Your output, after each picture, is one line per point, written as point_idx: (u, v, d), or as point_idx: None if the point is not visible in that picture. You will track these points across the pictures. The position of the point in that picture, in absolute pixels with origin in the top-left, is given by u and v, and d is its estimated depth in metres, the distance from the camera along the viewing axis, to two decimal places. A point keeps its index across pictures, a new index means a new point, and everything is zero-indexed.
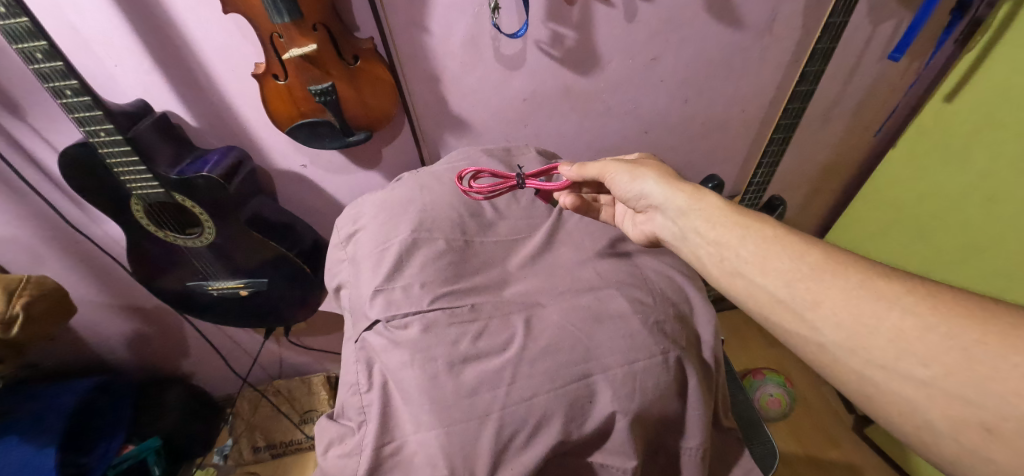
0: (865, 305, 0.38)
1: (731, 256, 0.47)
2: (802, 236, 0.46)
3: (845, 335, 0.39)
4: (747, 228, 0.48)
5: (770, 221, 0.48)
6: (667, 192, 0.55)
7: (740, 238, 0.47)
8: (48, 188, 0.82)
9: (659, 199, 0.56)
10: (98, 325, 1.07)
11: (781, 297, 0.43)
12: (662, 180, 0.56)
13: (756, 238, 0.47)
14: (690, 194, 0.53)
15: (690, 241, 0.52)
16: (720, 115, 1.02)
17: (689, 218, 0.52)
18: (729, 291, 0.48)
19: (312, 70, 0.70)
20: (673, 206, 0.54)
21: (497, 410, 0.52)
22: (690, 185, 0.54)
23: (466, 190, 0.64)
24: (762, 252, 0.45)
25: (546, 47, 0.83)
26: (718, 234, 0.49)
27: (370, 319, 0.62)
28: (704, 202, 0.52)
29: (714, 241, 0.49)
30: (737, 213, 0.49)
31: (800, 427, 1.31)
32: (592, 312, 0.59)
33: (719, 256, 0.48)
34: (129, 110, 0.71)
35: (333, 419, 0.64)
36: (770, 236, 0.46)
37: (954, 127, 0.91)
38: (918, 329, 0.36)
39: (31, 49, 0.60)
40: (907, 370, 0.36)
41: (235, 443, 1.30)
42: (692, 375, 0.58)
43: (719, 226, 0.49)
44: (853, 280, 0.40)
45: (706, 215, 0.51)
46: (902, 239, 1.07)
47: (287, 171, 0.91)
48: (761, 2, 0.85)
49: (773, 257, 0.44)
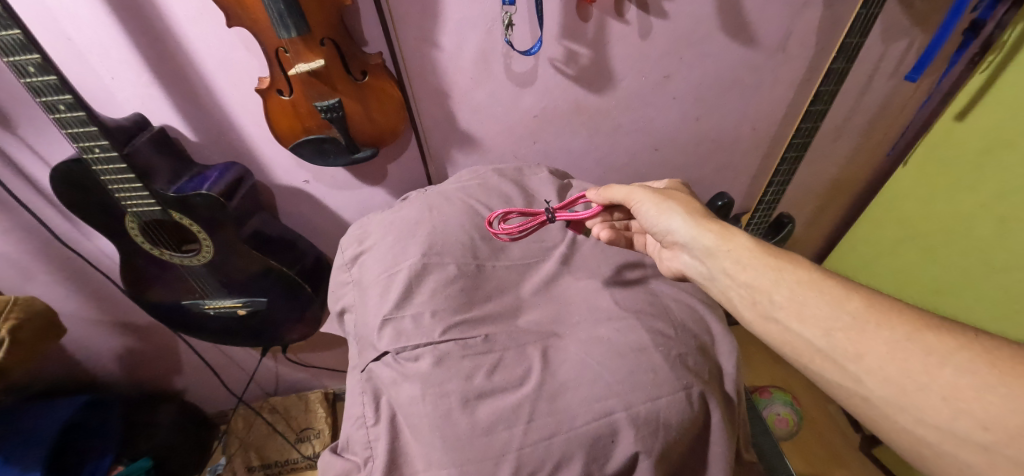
0: (913, 361, 0.38)
1: (765, 301, 0.46)
2: (840, 280, 0.44)
3: (894, 391, 0.38)
4: (782, 270, 0.46)
5: (805, 264, 0.47)
6: (694, 230, 0.53)
7: (774, 282, 0.46)
8: (38, 202, 0.78)
9: (684, 237, 0.54)
10: (87, 342, 1.03)
11: (820, 347, 0.42)
12: (689, 216, 0.54)
13: (790, 283, 0.45)
14: (718, 234, 0.51)
15: (719, 282, 0.51)
16: (731, 132, 1.00)
17: (717, 259, 0.51)
18: (763, 335, 0.47)
19: (319, 86, 0.67)
20: (700, 245, 0.53)
21: (515, 450, 0.49)
22: (718, 224, 0.53)
23: (495, 234, 0.61)
24: (797, 297, 0.44)
25: (559, 64, 0.81)
26: (749, 277, 0.48)
27: (379, 350, 0.59)
28: (733, 244, 0.50)
29: (744, 284, 0.48)
30: (769, 255, 0.48)
31: (808, 447, 1.29)
32: (613, 345, 0.56)
33: (751, 298, 0.47)
34: (126, 125, 0.68)
35: (337, 454, 0.61)
36: (805, 279, 0.45)
37: (964, 152, 0.89)
38: (974, 388, 0.35)
39: (24, 62, 0.57)
40: (964, 431, 0.35)
41: (228, 462, 1.25)
42: (716, 411, 0.55)
43: (751, 269, 0.48)
44: (899, 332, 0.39)
45: (735, 257, 0.49)
46: (908, 261, 1.05)
47: (288, 187, 0.88)
48: (776, 20, 0.83)
49: (810, 304, 0.43)
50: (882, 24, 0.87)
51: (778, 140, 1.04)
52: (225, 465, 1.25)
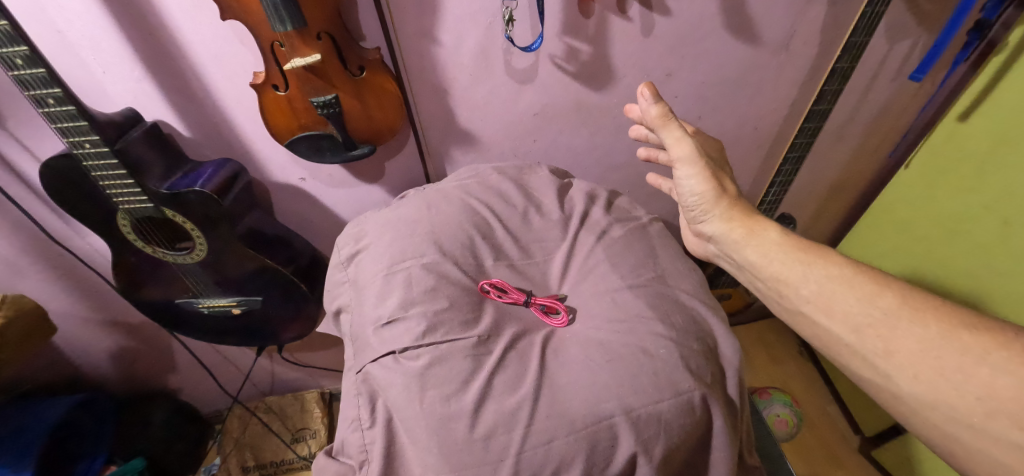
0: (946, 359, 0.41)
1: (790, 294, 0.51)
2: (870, 274, 0.48)
3: (924, 388, 0.42)
4: (810, 264, 0.50)
5: (834, 257, 0.50)
6: (724, 225, 0.56)
7: (801, 276, 0.50)
8: (29, 199, 0.77)
9: (713, 229, 0.58)
10: (80, 341, 1.02)
11: (848, 342, 0.46)
12: (725, 210, 0.56)
13: (819, 276, 0.49)
14: (747, 230, 0.55)
15: (747, 272, 0.56)
16: (733, 132, 0.99)
17: (744, 252, 0.55)
18: (793, 325, 0.52)
19: (315, 81, 0.66)
20: (728, 239, 0.56)
21: (513, 455, 0.48)
22: (749, 217, 0.55)
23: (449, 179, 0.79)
24: (826, 290, 0.48)
25: (560, 61, 0.80)
26: (776, 270, 0.52)
27: (375, 352, 0.58)
28: (761, 239, 0.54)
29: (771, 277, 0.52)
30: (798, 249, 0.52)
31: (806, 448, 1.28)
32: (614, 348, 0.55)
33: (777, 290, 0.52)
34: (117, 120, 0.67)
35: (333, 457, 0.60)
36: (834, 274, 0.49)
37: (966, 151, 0.88)
38: (1010, 388, 0.38)
39: (11, 54, 0.55)
40: (998, 431, 0.38)
41: (223, 462, 1.24)
42: (718, 415, 0.54)
43: (778, 262, 0.52)
44: (933, 330, 0.42)
45: (764, 251, 0.53)
46: (911, 261, 1.03)
47: (284, 184, 0.86)
48: (779, 19, 0.82)
49: (839, 297, 0.47)
50: (887, 23, 0.86)
51: (780, 140, 1.03)
52: (220, 465, 1.24)
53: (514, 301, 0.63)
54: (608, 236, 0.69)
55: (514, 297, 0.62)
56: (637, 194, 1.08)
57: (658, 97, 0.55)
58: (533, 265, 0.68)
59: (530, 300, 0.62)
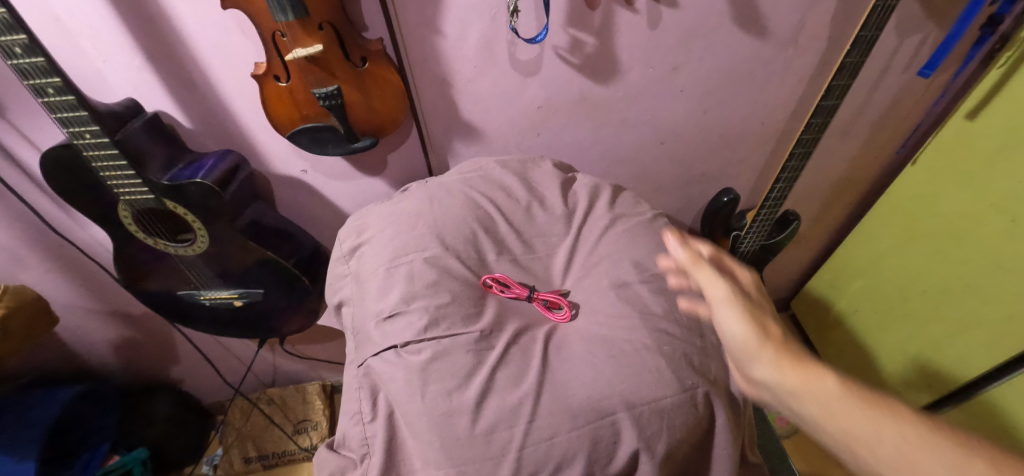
0: None
1: (863, 456, 0.39)
2: (958, 435, 0.37)
3: None
4: (882, 421, 0.40)
5: (907, 410, 0.40)
6: (778, 375, 0.45)
7: (873, 435, 0.39)
8: (30, 189, 0.77)
9: (765, 376, 0.45)
10: (82, 331, 1.02)
11: None
12: (776, 356, 0.45)
13: (893, 435, 0.39)
14: (803, 381, 0.43)
15: (808, 424, 0.44)
16: (738, 127, 0.98)
17: (802, 403, 0.43)
18: None
19: (317, 72, 0.65)
20: (783, 391, 0.44)
21: (515, 451, 0.48)
22: (806, 365, 0.44)
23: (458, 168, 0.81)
24: (906, 457, 0.37)
25: (565, 53, 0.79)
26: (842, 428, 0.41)
27: (376, 346, 0.58)
28: (822, 393, 0.42)
29: (837, 435, 0.41)
30: (863, 398, 0.41)
31: (807, 445, 1.28)
32: (616, 345, 0.55)
33: (847, 451, 0.41)
34: (117, 110, 0.66)
35: (334, 450, 0.60)
36: (912, 434, 0.38)
37: (976, 150, 0.87)
38: None
39: (10, 42, 0.54)
40: None
41: (225, 452, 1.25)
42: (721, 412, 0.54)
43: (842, 417, 0.41)
44: None
45: (824, 404, 0.42)
46: (915, 259, 1.03)
47: (286, 176, 0.86)
48: (789, 11, 0.80)
49: (926, 466, 0.36)
50: (898, 17, 0.84)
51: (786, 135, 1.02)
52: (223, 455, 1.25)
53: (516, 295, 0.62)
54: (612, 231, 0.69)
55: (517, 292, 0.62)
56: (640, 189, 1.07)
57: (684, 242, 0.52)
58: (535, 260, 0.68)
59: (533, 295, 0.61)
